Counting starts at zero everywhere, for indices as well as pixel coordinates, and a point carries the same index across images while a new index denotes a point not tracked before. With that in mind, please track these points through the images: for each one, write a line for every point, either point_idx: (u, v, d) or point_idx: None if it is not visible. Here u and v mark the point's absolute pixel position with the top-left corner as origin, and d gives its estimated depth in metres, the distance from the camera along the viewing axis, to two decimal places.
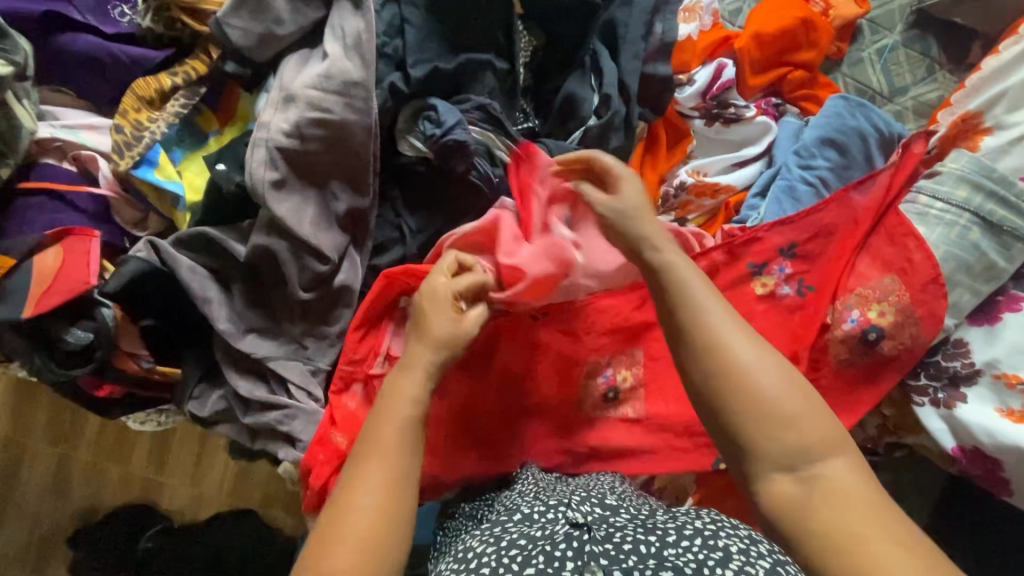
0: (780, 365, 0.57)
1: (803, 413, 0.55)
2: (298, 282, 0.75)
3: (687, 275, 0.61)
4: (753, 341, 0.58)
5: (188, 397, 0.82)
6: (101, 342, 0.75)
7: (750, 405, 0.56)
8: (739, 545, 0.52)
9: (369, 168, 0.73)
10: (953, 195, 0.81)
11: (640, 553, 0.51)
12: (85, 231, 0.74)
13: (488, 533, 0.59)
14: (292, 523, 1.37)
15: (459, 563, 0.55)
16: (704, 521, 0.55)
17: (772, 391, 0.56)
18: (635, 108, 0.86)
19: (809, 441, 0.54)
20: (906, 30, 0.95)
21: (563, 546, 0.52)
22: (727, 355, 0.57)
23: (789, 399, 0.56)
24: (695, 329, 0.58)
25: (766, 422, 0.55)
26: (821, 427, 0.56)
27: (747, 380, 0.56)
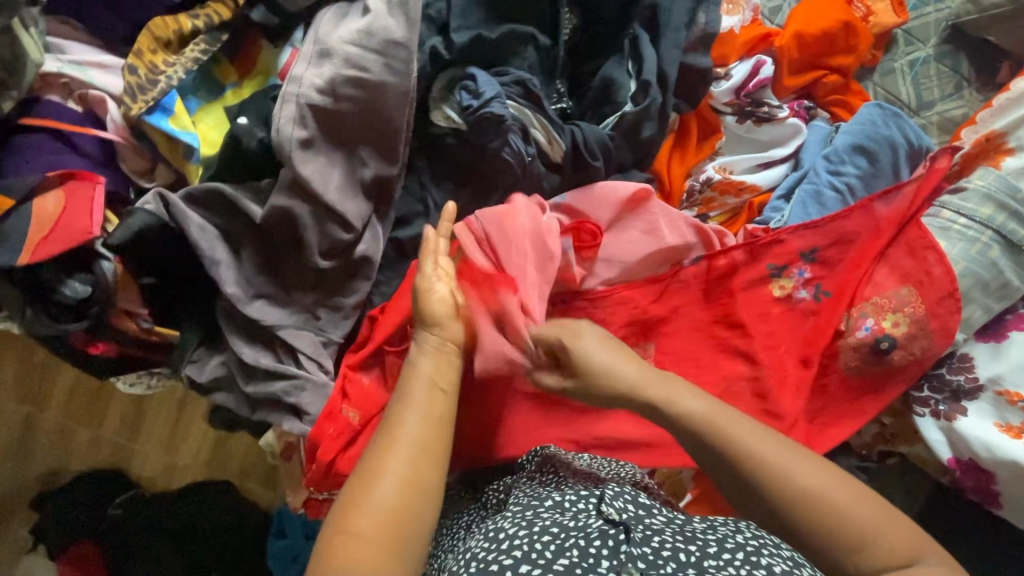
0: (844, 480, 0.58)
1: (882, 526, 0.55)
2: (317, 249, 0.71)
3: (722, 413, 0.62)
4: (809, 464, 0.59)
5: (186, 361, 0.78)
6: (98, 297, 0.71)
7: (831, 536, 0.56)
8: (782, 566, 0.51)
9: (400, 135, 0.69)
10: (977, 212, 0.82)
11: (679, 562, 0.51)
12: (89, 175, 0.70)
13: (519, 515, 0.57)
14: (268, 497, 1.34)
15: (490, 542, 0.54)
16: (745, 536, 0.55)
17: (847, 514, 0.56)
18: (671, 98, 0.84)
19: (891, 553, 0.55)
20: (939, 45, 0.95)
21: (598, 543, 0.52)
22: (791, 494, 0.57)
23: (865, 517, 0.56)
24: (751, 473, 0.59)
25: (847, 548, 0.55)
26: (904, 535, 0.55)
27: (819, 512, 0.56)
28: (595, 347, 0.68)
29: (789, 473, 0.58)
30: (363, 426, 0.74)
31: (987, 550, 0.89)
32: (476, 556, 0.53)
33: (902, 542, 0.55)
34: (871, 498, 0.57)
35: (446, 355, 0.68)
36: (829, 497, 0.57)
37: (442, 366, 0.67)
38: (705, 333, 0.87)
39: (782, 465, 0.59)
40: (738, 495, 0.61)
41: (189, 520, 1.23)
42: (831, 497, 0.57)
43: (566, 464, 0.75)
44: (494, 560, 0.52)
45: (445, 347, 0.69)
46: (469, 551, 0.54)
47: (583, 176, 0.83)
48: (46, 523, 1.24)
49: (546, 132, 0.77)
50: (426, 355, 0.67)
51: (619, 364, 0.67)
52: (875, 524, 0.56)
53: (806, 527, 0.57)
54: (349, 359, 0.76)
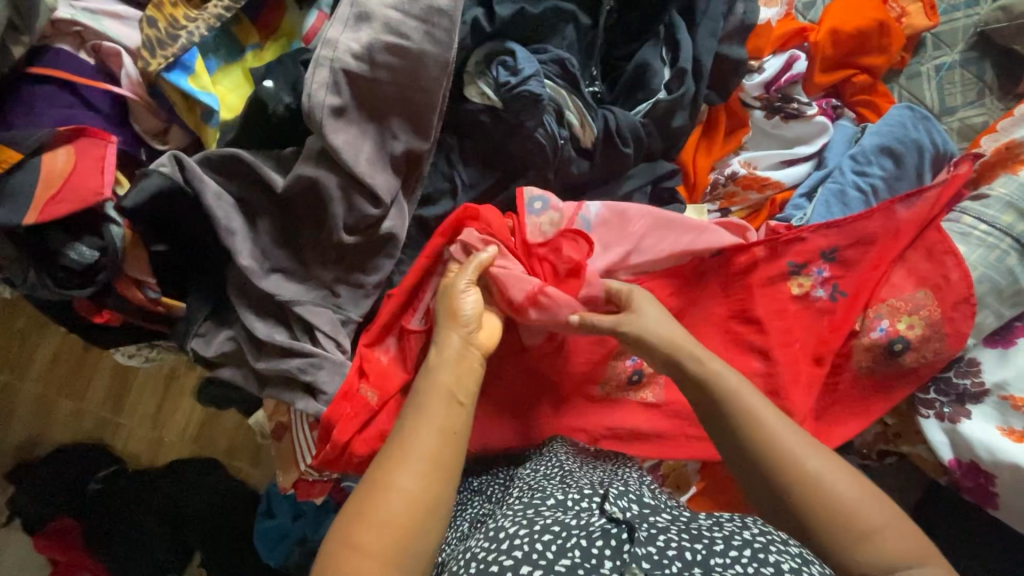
0: (854, 475, 0.57)
1: (887, 525, 0.54)
2: (343, 224, 0.70)
3: (740, 384, 0.62)
4: (818, 449, 0.58)
5: (192, 335, 0.74)
6: (107, 263, 0.68)
7: (834, 517, 0.54)
8: (790, 564, 0.49)
9: (435, 108, 0.68)
10: (998, 219, 0.83)
11: (685, 560, 0.49)
12: (101, 133, 0.66)
13: (520, 515, 0.55)
14: (257, 477, 1.28)
15: (490, 541, 0.51)
16: (752, 532, 0.52)
17: (855, 511, 0.54)
18: (704, 88, 0.83)
19: (896, 555, 0.53)
20: (966, 51, 0.96)
21: (600, 543, 0.50)
22: (801, 476, 0.56)
23: (869, 510, 0.54)
24: (761, 439, 0.58)
25: (848, 537, 0.54)
26: (905, 540, 0.54)
27: (823, 494, 0.55)
28: (652, 311, 0.69)
29: (800, 457, 0.57)
30: (380, 406, 0.72)
31: (981, 552, 0.90)
32: (476, 556, 0.50)
33: (902, 546, 0.53)
34: (884, 499, 0.56)
35: (469, 369, 0.64)
36: (842, 487, 0.55)
37: (464, 381, 0.62)
38: (721, 328, 0.86)
39: (794, 448, 0.57)
40: (740, 468, 0.60)
41: (175, 501, 1.19)
42: (845, 488, 0.55)
43: (571, 460, 0.73)
44: (495, 561, 0.49)
45: (469, 354, 0.65)
46: (469, 551, 0.52)
47: (612, 165, 0.80)
48: (25, 497, 1.18)
49: (580, 115, 0.76)
50: (448, 367, 0.62)
51: (667, 328, 0.68)
52: (886, 524, 0.54)
53: (812, 513, 0.55)
54: (365, 338, 0.74)
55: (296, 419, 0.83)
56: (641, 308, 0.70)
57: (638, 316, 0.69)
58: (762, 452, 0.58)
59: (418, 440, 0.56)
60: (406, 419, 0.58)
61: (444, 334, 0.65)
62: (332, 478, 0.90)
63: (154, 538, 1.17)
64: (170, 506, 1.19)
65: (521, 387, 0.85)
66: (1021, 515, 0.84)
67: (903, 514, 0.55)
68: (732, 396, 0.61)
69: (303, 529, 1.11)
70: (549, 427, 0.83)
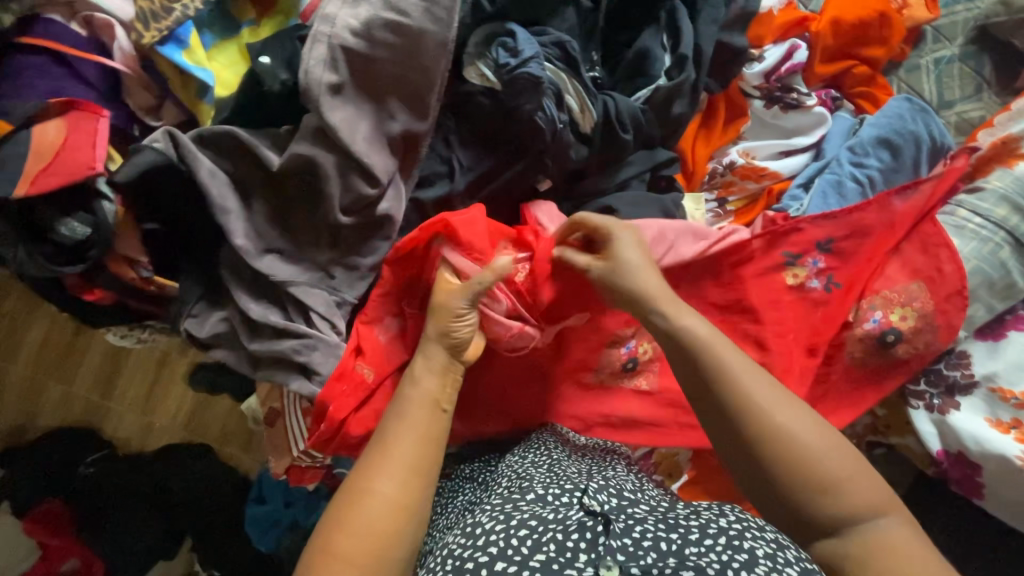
0: (820, 425, 0.57)
1: (849, 476, 0.55)
2: (338, 204, 0.69)
3: (720, 342, 0.61)
4: (788, 401, 0.58)
5: (185, 315, 0.73)
6: (99, 239, 0.66)
7: (798, 476, 0.55)
8: (765, 550, 0.49)
9: (433, 89, 0.68)
10: (992, 212, 0.84)
11: (660, 550, 0.48)
12: (92, 107, 0.66)
13: (499, 510, 0.55)
14: (248, 463, 1.27)
15: (467, 538, 0.51)
16: (729, 519, 0.52)
17: (820, 463, 0.55)
18: (704, 76, 0.83)
19: (859, 505, 0.54)
20: (965, 45, 0.96)
21: (576, 537, 0.48)
22: (771, 432, 0.56)
23: (832, 463, 0.55)
24: (734, 401, 0.58)
25: (811, 491, 0.55)
26: (866, 489, 0.55)
27: (790, 449, 0.55)
28: (628, 249, 0.69)
29: (768, 409, 0.57)
30: (377, 385, 0.73)
31: (965, 540, 0.92)
32: (452, 553, 0.50)
33: (864, 498, 0.55)
34: (850, 450, 0.57)
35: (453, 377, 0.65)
36: (808, 438, 0.56)
37: (447, 387, 0.63)
38: (716, 318, 0.86)
39: (763, 401, 0.57)
40: (713, 427, 0.60)
41: (162, 480, 1.19)
42: (811, 438, 0.56)
43: (559, 449, 0.73)
44: (470, 558, 0.49)
45: (453, 368, 0.66)
46: (446, 547, 0.52)
47: (612, 150, 0.80)
48: (11, 482, 1.15)
49: (580, 101, 0.76)
50: (433, 375, 0.64)
51: (644, 268, 0.68)
52: (850, 474, 0.55)
53: (778, 464, 0.56)
54: (361, 316, 0.73)
55: (290, 400, 0.83)
56: (614, 254, 0.69)
57: (611, 263, 0.69)
58: (732, 406, 0.58)
59: (400, 447, 0.57)
60: (387, 426, 0.59)
61: (431, 346, 0.66)
62: (324, 464, 0.90)
63: (144, 521, 1.16)
64: (162, 490, 1.19)
65: (516, 374, 0.83)
66: (1005, 504, 0.85)
67: (867, 465, 0.56)
68: (704, 346, 0.61)
69: (295, 516, 1.12)
70: (541, 414, 0.83)
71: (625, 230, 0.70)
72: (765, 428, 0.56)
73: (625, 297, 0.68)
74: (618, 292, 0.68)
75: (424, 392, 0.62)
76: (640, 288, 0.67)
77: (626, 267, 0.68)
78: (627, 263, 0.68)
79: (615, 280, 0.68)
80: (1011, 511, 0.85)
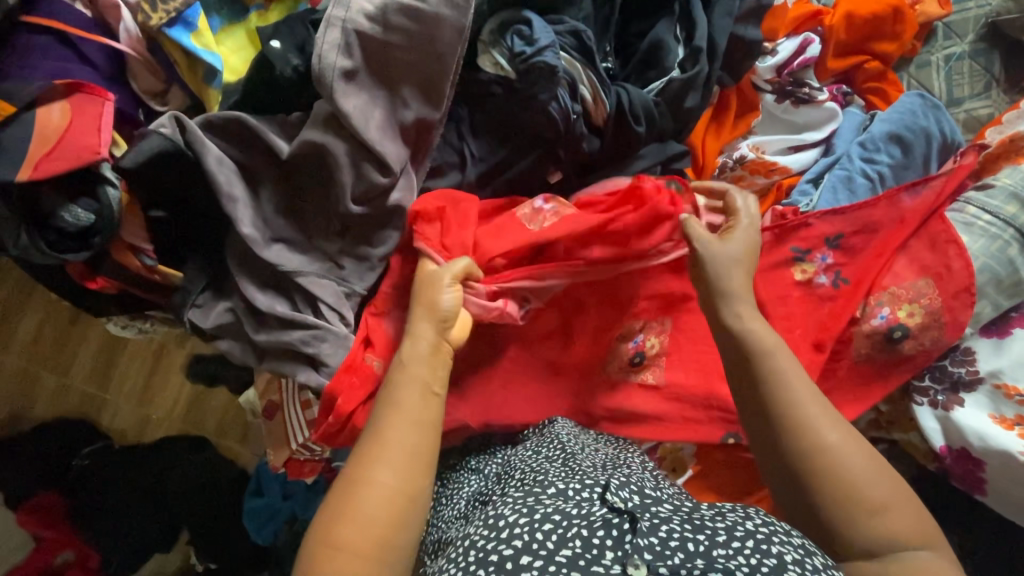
0: (871, 453, 0.57)
1: (895, 502, 0.55)
2: (351, 193, 0.69)
3: (782, 357, 0.62)
4: (840, 425, 0.58)
5: (190, 305, 0.72)
6: (103, 227, 0.65)
7: (841, 495, 0.55)
8: (793, 556, 0.49)
9: (448, 77, 0.68)
10: (1001, 210, 0.84)
11: (687, 551, 0.47)
12: (98, 90, 0.65)
13: (520, 502, 0.54)
14: (246, 455, 1.27)
15: (489, 529, 0.51)
16: (755, 522, 0.51)
17: (860, 486, 0.55)
18: (717, 69, 0.82)
19: (898, 531, 0.54)
20: (975, 42, 0.96)
21: (602, 534, 0.48)
22: (821, 444, 0.57)
23: (878, 487, 0.55)
24: (786, 416, 0.59)
25: (854, 512, 0.54)
26: (908, 518, 0.55)
27: (836, 469, 0.56)
28: (741, 239, 0.71)
29: (816, 425, 0.58)
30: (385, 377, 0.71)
31: (966, 537, 0.91)
32: (475, 544, 0.50)
33: (907, 523, 0.54)
34: (892, 476, 0.57)
35: (442, 358, 0.64)
36: (850, 460, 0.56)
37: (438, 369, 0.62)
38: None
39: (811, 418, 0.58)
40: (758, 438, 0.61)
41: (161, 473, 1.18)
42: (854, 461, 0.56)
43: (573, 442, 0.71)
44: (494, 550, 0.48)
45: (442, 348, 0.64)
46: (468, 539, 0.51)
47: (624, 143, 0.80)
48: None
49: (593, 90, 0.75)
50: (421, 355, 0.62)
51: (740, 263, 0.70)
52: (892, 500, 0.55)
53: (818, 482, 0.56)
54: (371, 309, 0.73)
55: (292, 395, 0.82)
56: (730, 237, 0.71)
57: (722, 245, 0.70)
58: (784, 415, 0.59)
59: (394, 434, 0.56)
60: (381, 413, 0.58)
61: (417, 325, 0.64)
62: (324, 457, 0.90)
63: (141, 513, 1.15)
64: (160, 482, 1.17)
65: (521, 369, 0.83)
66: (1008, 501, 0.85)
67: (908, 491, 0.56)
68: (764, 351, 0.63)
69: (292, 508, 1.11)
70: (548, 406, 0.82)
71: (748, 222, 0.73)
72: (812, 442, 0.57)
73: (708, 280, 0.70)
74: (708, 279, 0.70)
75: (412, 375, 0.61)
76: (720, 285, 0.68)
77: (724, 257, 0.70)
78: (730, 251, 0.70)
79: (711, 262, 0.70)
80: (1016, 508, 0.84)
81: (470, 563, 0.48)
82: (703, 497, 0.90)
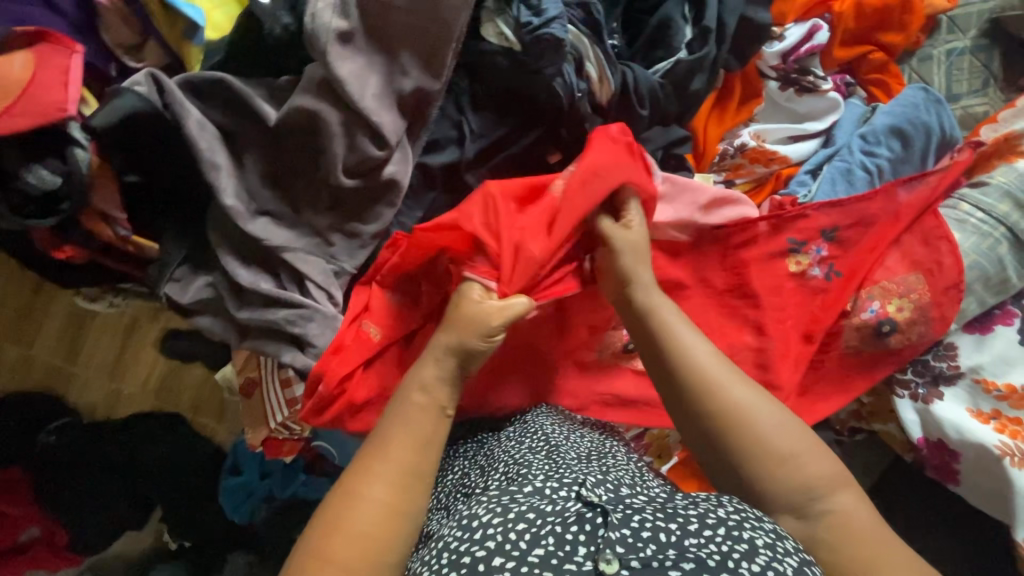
0: (777, 408, 0.57)
1: (802, 452, 0.54)
2: (343, 164, 0.65)
3: (685, 330, 0.61)
4: (745, 382, 0.58)
5: (167, 278, 0.68)
6: (71, 191, 0.60)
7: (750, 450, 0.55)
8: (764, 540, 0.47)
9: (450, 45, 0.64)
10: (994, 208, 0.84)
11: (660, 542, 0.45)
12: (66, 41, 0.60)
13: (494, 501, 0.51)
14: (221, 434, 1.20)
15: (462, 531, 0.48)
16: (727, 509, 0.49)
17: (772, 435, 0.55)
18: (725, 51, 0.80)
19: (812, 479, 0.53)
20: (977, 38, 0.96)
21: (575, 529, 0.46)
22: (726, 403, 0.56)
23: (786, 438, 0.55)
24: (694, 383, 0.58)
25: (764, 470, 0.54)
26: (823, 465, 0.54)
27: (747, 423, 0.56)
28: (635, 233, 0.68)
29: (724, 384, 0.58)
30: (382, 347, 0.69)
31: (945, 531, 0.90)
32: (448, 546, 0.48)
33: (816, 472, 0.53)
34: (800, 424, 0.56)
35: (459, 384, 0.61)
36: (762, 413, 0.56)
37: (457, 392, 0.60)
38: (714, 302, 0.85)
39: (719, 377, 0.58)
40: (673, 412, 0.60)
41: (133, 453, 1.12)
42: (764, 414, 0.56)
43: (557, 432, 0.68)
44: (468, 552, 0.46)
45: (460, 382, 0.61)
46: (442, 540, 0.49)
47: (626, 125, 0.77)
48: None
49: (599, 68, 0.73)
50: (443, 382, 0.60)
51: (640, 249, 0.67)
52: (804, 450, 0.55)
53: (732, 437, 0.56)
54: (376, 276, 0.70)
55: (273, 371, 0.78)
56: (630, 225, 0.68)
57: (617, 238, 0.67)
58: (692, 376, 0.59)
59: (396, 449, 0.54)
60: (387, 424, 0.57)
61: (445, 350, 0.61)
62: (302, 437, 0.87)
63: (110, 489, 1.09)
64: (132, 461, 1.11)
65: (517, 357, 0.78)
66: (982, 494, 0.84)
67: (820, 440, 0.56)
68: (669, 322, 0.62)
69: (269, 488, 1.08)
70: (536, 392, 0.78)
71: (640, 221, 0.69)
72: (720, 402, 0.57)
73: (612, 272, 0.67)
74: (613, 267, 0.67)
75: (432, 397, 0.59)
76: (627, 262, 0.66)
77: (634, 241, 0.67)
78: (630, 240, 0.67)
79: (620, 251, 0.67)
80: (992, 502, 0.83)
81: (443, 566, 0.46)
82: (684, 484, 0.90)
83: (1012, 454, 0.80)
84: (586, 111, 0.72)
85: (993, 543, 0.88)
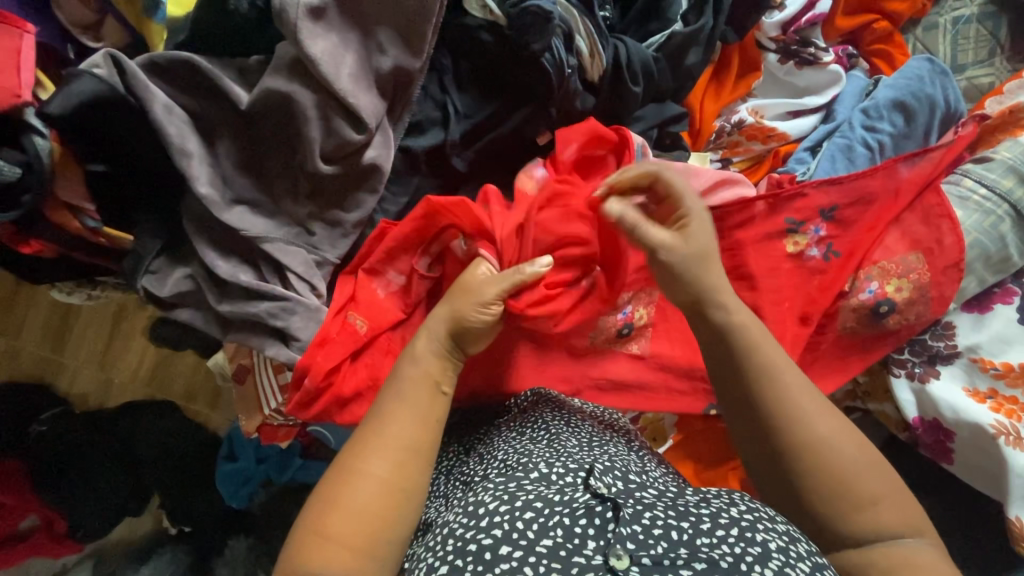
0: (862, 445, 0.55)
1: (885, 495, 0.53)
2: (320, 150, 0.63)
3: (771, 356, 0.58)
4: (837, 423, 0.55)
5: (143, 271, 0.65)
6: (31, 183, 0.57)
7: (829, 483, 0.53)
8: (778, 543, 0.45)
9: (430, 21, 0.61)
10: (998, 184, 0.82)
11: (670, 539, 0.44)
12: (15, 21, 0.57)
13: (500, 488, 0.50)
14: (217, 420, 1.19)
15: (468, 518, 0.47)
16: (739, 510, 0.48)
17: (850, 474, 0.53)
18: (722, 23, 0.77)
19: (885, 523, 0.52)
20: (985, 5, 0.92)
21: (584, 521, 0.44)
22: (807, 434, 0.54)
23: (871, 478, 0.53)
24: (774, 411, 0.56)
25: (835, 505, 0.52)
26: (902, 511, 0.53)
27: (826, 464, 0.53)
28: (698, 234, 0.62)
29: (807, 420, 0.55)
30: (370, 339, 0.68)
31: (938, 508, 0.89)
32: (453, 533, 0.46)
33: (895, 516, 0.52)
34: (885, 470, 0.54)
35: (455, 361, 0.60)
36: (843, 449, 0.54)
37: (450, 368, 0.59)
38: None
39: (803, 413, 0.55)
40: (740, 427, 0.58)
41: (127, 437, 1.09)
42: (846, 450, 0.54)
43: (555, 417, 0.66)
44: (473, 540, 0.45)
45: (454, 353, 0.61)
46: (446, 526, 0.48)
47: (616, 103, 0.74)
48: None
49: (590, 43, 0.69)
50: (433, 352, 0.59)
51: (710, 257, 0.62)
52: (883, 493, 0.53)
53: (808, 471, 0.54)
54: (364, 264, 0.69)
55: (258, 362, 0.77)
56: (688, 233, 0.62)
57: (686, 245, 0.61)
58: (773, 407, 0.56)
59: (398, 426, 0.54)
60: (386, 401, 0.56)
61: (441, 323, 0.60)
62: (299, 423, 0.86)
63: (105, 478, 1.05)
64: (126, 449, 1.09)
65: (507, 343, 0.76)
66: (975, 472, 0.83)
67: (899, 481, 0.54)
68: (748, 346, 0.58)
69: (267, 472, 1.08)
70: (527, 379, 0.76)
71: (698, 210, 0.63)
72: (802, 437, 0.54)
73: (675, 280, 0.62)
74: (678, 281, 0.61)
75: (425, 371, 0.58)
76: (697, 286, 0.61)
77: (693, 254, 0.61)
78: (693, 248, 0.61)
79: (681, 264, 0.61)
80: (985, 480, 0.83)
81: (447, 553, 0.45)
82: (680, 467, 0.88)
83: (1007, 434, 0.79)
84: (576, 88, 0.70)
85: (984, 520, 0.87)
